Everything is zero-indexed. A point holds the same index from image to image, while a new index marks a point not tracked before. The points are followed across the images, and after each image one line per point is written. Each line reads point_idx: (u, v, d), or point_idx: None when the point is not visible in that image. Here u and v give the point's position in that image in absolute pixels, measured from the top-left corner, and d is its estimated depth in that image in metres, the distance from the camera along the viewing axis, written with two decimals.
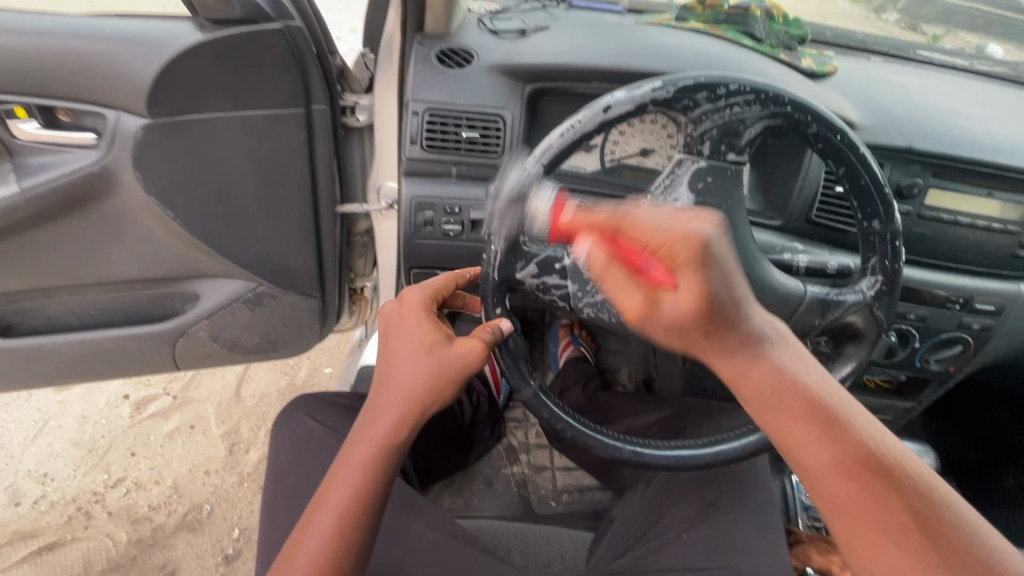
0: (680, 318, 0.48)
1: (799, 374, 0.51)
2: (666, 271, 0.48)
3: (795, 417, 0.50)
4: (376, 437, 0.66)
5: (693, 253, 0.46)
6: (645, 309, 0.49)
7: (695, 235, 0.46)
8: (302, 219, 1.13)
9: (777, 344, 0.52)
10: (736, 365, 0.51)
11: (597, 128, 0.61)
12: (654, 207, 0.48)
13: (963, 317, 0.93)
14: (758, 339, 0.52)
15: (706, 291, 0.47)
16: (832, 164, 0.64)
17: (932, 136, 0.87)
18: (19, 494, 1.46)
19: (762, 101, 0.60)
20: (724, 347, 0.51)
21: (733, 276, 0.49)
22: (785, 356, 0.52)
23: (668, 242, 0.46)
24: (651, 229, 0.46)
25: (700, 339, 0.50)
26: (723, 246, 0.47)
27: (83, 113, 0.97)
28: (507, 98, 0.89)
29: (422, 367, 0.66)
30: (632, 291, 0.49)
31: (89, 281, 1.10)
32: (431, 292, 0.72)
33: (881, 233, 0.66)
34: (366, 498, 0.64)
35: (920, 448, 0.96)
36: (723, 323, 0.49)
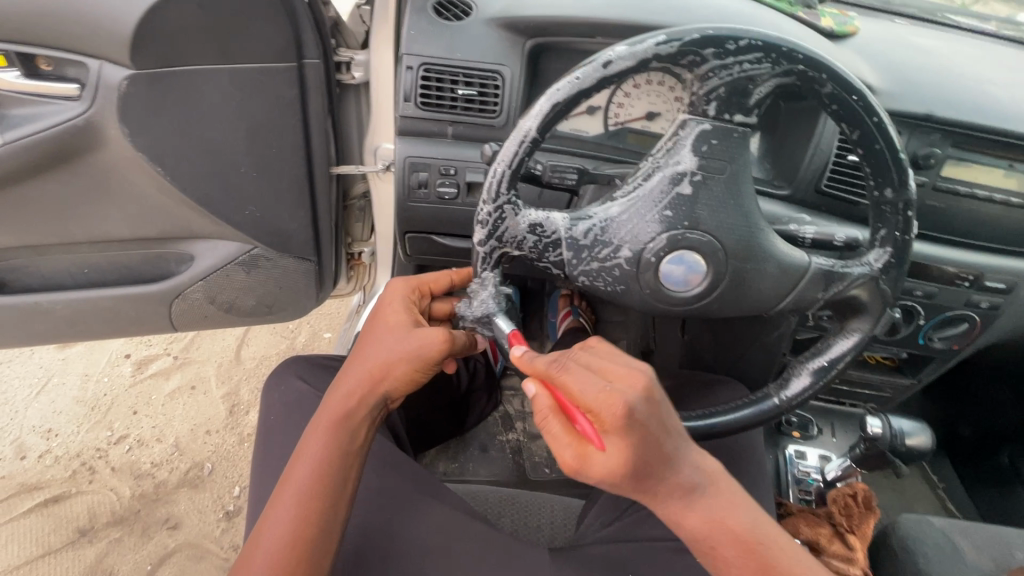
0: (607, 475, 0.49)
1: (730, 514, 0.51)
2: (596, 430, 0.49)
3: (726, 553, 0.51)
4: (331, 411, 0.66)
5: (616, 420, 0.47)
6: (579, 463, 0.50)
7: (620, 406, 0.47)
8: (295, 180, 1.10)
9: (706, 487, 0.52)
10: (674, 516, 0.51)
11: (596, 84, 0.58)
12: (589, 371, 0.50)
13: (971, 296, 0.91)
14: (692, 488, 0.51)
15: (635, 454, 0.48)
16: (846, 128, 0.60)
17: (954, 103, 0.82)
18: (25, 448, 1.49)
19: (775, 57, 0.56)
20: (657, 494, 0.50)
21: (663, 437, 0.49)
22: (723, 502, 0.52)
23: (597, 408, 0.48)
24: (584, 394, 0.49)
25: (633, 490, 0.50)
26: (652, 414, 0.48)
27: (65, 63, 0.93)
28: (507, 53, 0.84)
29: (379, 347, 0.68)
30: (562, 449, 0.51)
31: (80, 240, 1.08)
32: (415, 283, 0.75)
33: (893, 202, 0.63)
34: (325, 472, 0.63)
35: (917, 424, 0.94)
36: (654, 481, 0.49)
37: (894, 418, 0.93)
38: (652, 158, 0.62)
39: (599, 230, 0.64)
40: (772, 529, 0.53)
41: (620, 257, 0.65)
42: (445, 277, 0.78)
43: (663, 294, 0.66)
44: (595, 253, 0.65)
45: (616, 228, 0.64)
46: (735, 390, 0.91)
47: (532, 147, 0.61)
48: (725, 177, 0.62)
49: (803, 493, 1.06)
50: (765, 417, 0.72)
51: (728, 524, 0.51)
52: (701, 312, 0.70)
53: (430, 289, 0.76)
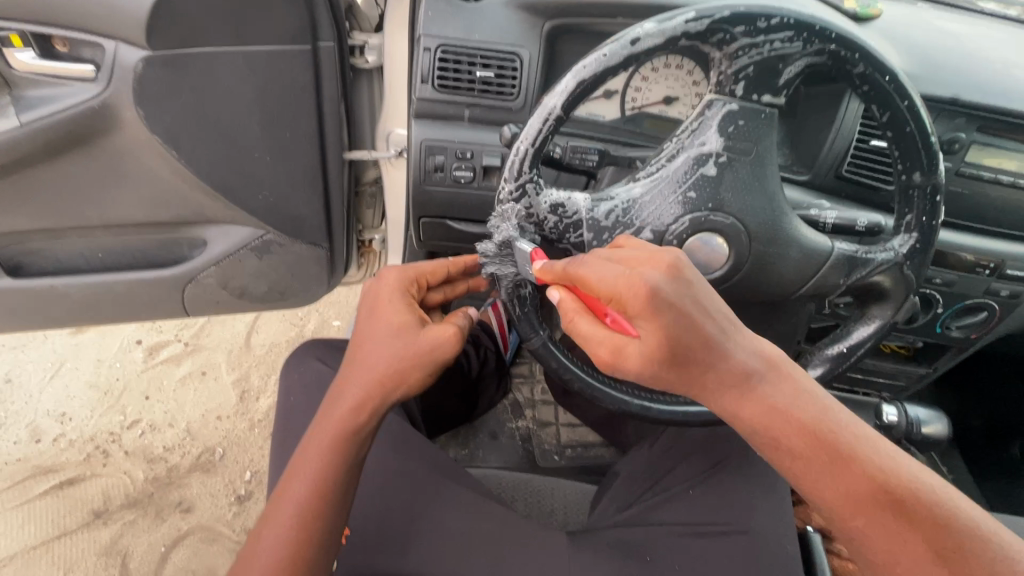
0: (645, 360, 0.51)
1: (790, 402, 0.51)
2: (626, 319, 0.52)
3: (789, 443, 0.51)
4: (335, 426, 0.65)
5: (639, 298, 0.49)
6: (614, 352, 0.52)
7: (640, 285, 0.49)
8: (309, 165, 1.10)
9: (762, 374, 0.52)
10: (735, 407, 0.52)
11: (623, 63, 0.57)
12: (603, 262, 0.53)
13: (991, 284, 0.90)
14: (745, 370, 0.51)
15: (668, 334, 0.49)
16: (876, 109, 0.59)
17: (980, 86, 0.81)
18: (40, 432, 1.50)
19: (806, 36, 0.55)
20: (708, 379, 0.51)
21: (695, 316, 0.51)
22: (781, 388, 0.52)
23: (617, 294, 0.50)
24: (602, 280, 0.51)
25: (675, 377, 0.51)
26: (675, 291, 0.50)
27: (81, 44, 0.92)
28: (525, 35, 0.83)
29: (388, 352, 0.66)
30: (598, 342, 0.53)
31: (95, 223, 1.09)
32: (411, 272, 0.72)
33: (921, 186, 0.62)
34: (325, 487, 0.63)
35: (934, 413, 0.93)
36: (694, 362, 0.51)
37: (910, 406, 0.93)
38: (676, 140, 0.62)
39: (621, 212, 0.64)
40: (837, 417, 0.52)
41: (641, 240, 0.64)
42: (442, 267, 0.75)
43: None
44: (615, 236, 0.65)
45: (639, 209, 0.63)
46: None
47: (556, 126, 0.60)
48: (751, 159, 0.61)
49: None
50: None
51: (789, 409, 0.51)
52: (721, 297, 0.69)
53: (426, 280, 0.74)
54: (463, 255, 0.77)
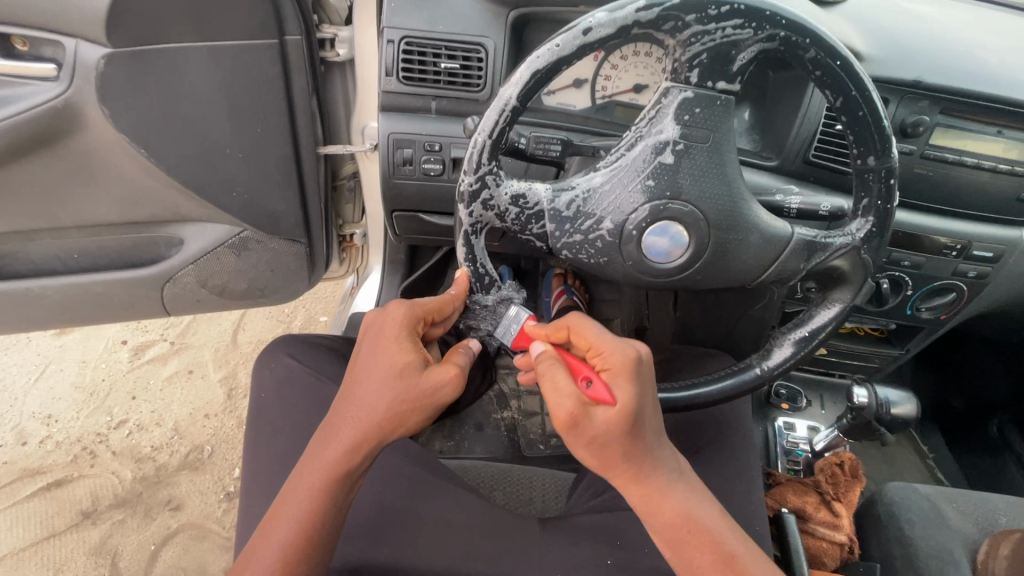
0: (605, 429, 0.55)
1: (698, 509, 0.58)
2: (603, 387, 0.57)
3: (683, 543, 0.56)
4: (328, 465, 0.61)
5: (623, 364, 0.58)
6: (573, 414, 0.55)
7: (630, 355, 0.59)
8: (282, 161, 1.09)
9: (680, 477, 0.59)
10: (655, 503, 0.57)
11: (576, 53, 0.57)
12: (604, 330, 0.62)
13: (958, 265, 0.91)
14: (667, 475, 0.58)
15: (630, 403, 0.56)
16: (830, 95, 0.60)
17: (943, 68, 0.81)
18: (26, 434, 1.50)
19: (757, 22, 0.55)
20: (636, 455, 0.56)
21: (648, 400, 0.58)
22: (691, 495, 0.58)
23: (609, 353, 0.59)
24: (599, 339, 0.61)
25: (617, 445, 0.55)
26: (647, 371, 0.59)
27: (41, 42, 0.91)
28: (490, 24, 0.82)
29: (388, 394, 0.63)
30: (569, 402, 0.55)
31: (68, 225, 1.08)
32: (420, 310, 0.69)
33: (875, 170, 0.63)
34: (313, 528, 0.60)
35: (904, 394, 0.94)
36: (635, 436, 0.56)
37: (880, 388, 0.94)
38: (634, 128, 0.62)
39: (581, 202, 0.64)
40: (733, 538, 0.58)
41: (603, 229, 0.65)
42: (448, 303, 0.72)
43: (646, 266, 0.66)
44: (577, 226, 0.65)
45: (599, 199, 0.64)
46: (725, 361, 0.92)
47: (513, 117, 0.60)
48: (707, 146, 0.61)
49: (792, 463, 1.08)
50: (745, 388, 0.73)
51: (696, 519, 0.57)
52: (684, 285, 0.70)
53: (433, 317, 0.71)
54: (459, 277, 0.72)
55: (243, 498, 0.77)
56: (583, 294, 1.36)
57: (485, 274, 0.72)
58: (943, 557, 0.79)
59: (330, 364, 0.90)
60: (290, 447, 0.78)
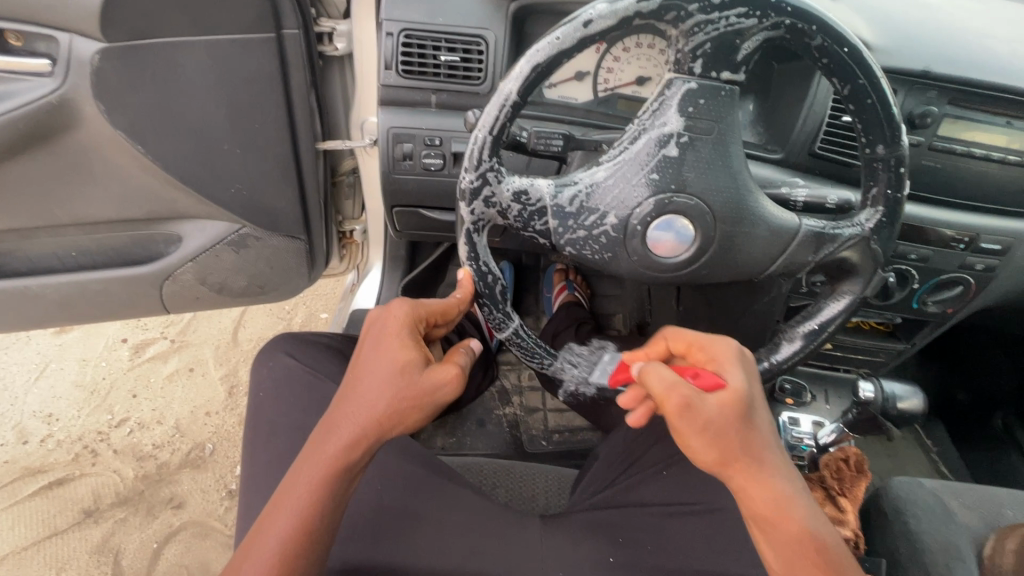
0: (718, 415, 0.57)
1: (802, 509, 0.59)
2: (714, 375, 0.59)
3: (787, 543, 0.57)
4: (327, 461, 0.60)
5: (730, 357, 0.62)
6: (694, 399, 0.57)
7: (735, 350, 0.62)
8: (281, 156, 1.08)
9: (789, 476, 0.60)
10: (769, 499, 0.58)
11: (577, 45, 0.56)
12: (704, 332, 0.65)
13: (966, 258, 0.90)
14: (780, 475, 0.59)
15: (742, 391, 0.59)
16: (837, 83, 0.58)
17: (951, 58, 0.80)
18: (27, 433, 1.50)
19: (761, 9, 0.54)
20: (751, 445, 0.58)
21: (757, 394, 0.61)
22: (797, 498, 0.59)
23: (713, 350, 0.63)
24: (699, 338, 0.64)
25: (734, 431, 0.58)
26: (752, 368, 0.63)
27: (35, 37, 0.89)
28: (491, 16, 0.81)
29: (388, 391, 0.62)
30: (681, 387, 0.57)
31: (65, 222, 1.07)
32: (422, 309, 0.68)
33: (885, 159, 0.61)
34: (311, 525, 0.59)
35: (909, 389, 0.94)
36: (748, 425, 0.59)
37: (886, 382, 0.93)
38: (638, 121, 0.61)
39: (585, 196, 0.63)
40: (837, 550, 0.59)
41: (607, 224, 0.64)
42: (449, 305, 0.71)
43: (651, 261, 0.65)
44: (581, 221, 0.64)
45: (602, 193, 0.63)
46: (730, 356, 0.91)
47: (514, 111, 0.59)
48: (713, 137, 0.60)
49: (796, 458, 1.07)
50: (751, 383, 0.72)
51: (808, 525, 0.58)
52: (691, 280, 0.69)
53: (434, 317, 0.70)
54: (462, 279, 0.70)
55: (243, 496, 0.77)
56: (585, 289, 1.35)
57: (488, 273, 0.70)
58: (950, 552, 0.78)
59: (330, 362, 0.89)
60: (290, 446, 0.78)
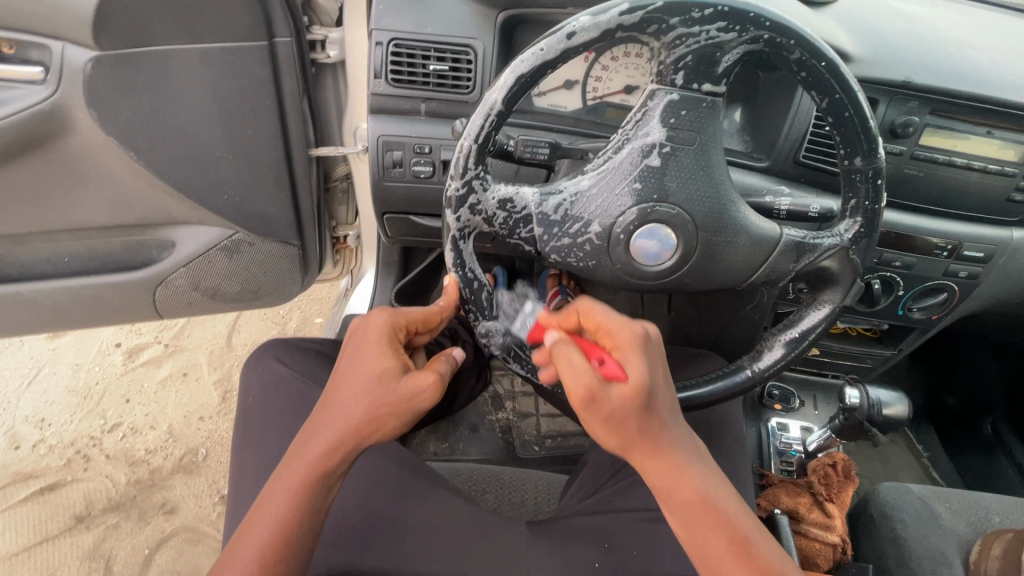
0: (621, 404, 0.54)
1: (711, 487, 0.57)
2: (616, 363, 0.56)
3: (699, 523, 0.55)
4: (306, 468, 0.61)
5: (632, 341, 0.58)
6: (590, 391, 0.54)
7: (638, 332, 0.58)
8: (273, 163, 1.09)
9: (695, 455, 0.58)
10: (672, 480, 0.56)
11: (561, 57, 0.57)
12: (613, 310, 0.61)
13: (949, 265, 0.91)
14: (682, 455, 0.57)
15: (643, 377, 0.55)
16: (816, 96, 0.59)
17: (933, 69, 0.81)
18: (19, 438, 1.49)
19: (740, 24, 0.55)
20: (651, 431, 0.55)
21: (659, 376, 0.58)
22: (704, 477, 0.57)
23: (618, 331, 0.59)
24: (606, 318, 0.60)
25: (636, 420, 0.55)
26: (657, 349, 0.59)
27: (28, 45, 0.90)
28: (480, 26, 0.82)
29: (367, 399, 0.63)
30: (586, 377, 0.54)
31: (58, 228, 1.07)
32: (404, 318, 0.68)
33: (863, 170, 0.62)
34: (288, 533, 0.59)
35: (895, 394, 0.94)
36: (649, 411, 0.55)
37: (872, 388, 0.94)
38: (621, 131, 0.62)
39: (569, 205, 0.64)
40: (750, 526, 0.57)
41: (591, 232, 0.64)
42: (433, 314, 0.71)
43: (634, 269, 0.65)
44: (566, 229, 0.65)
45: (587, 202, 0.63)
46: (717, 362, 0.92)
47: (499, 121, 0.60)
48: (695, 148, 0.61)
49: (785, 464, 1.08)
50: (734, 391, 0.73)
51: (714, 501, 0.56)
52: (675, 287, 0.69)
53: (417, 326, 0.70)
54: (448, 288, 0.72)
55: (232, 503, 0.77)
56: (577, 294, 1.36)
57: (474, 279, 0.70)
58: (935, 558, 0.79)
59: (319, 368, 0.89)
60: (278, 451, 0.78)
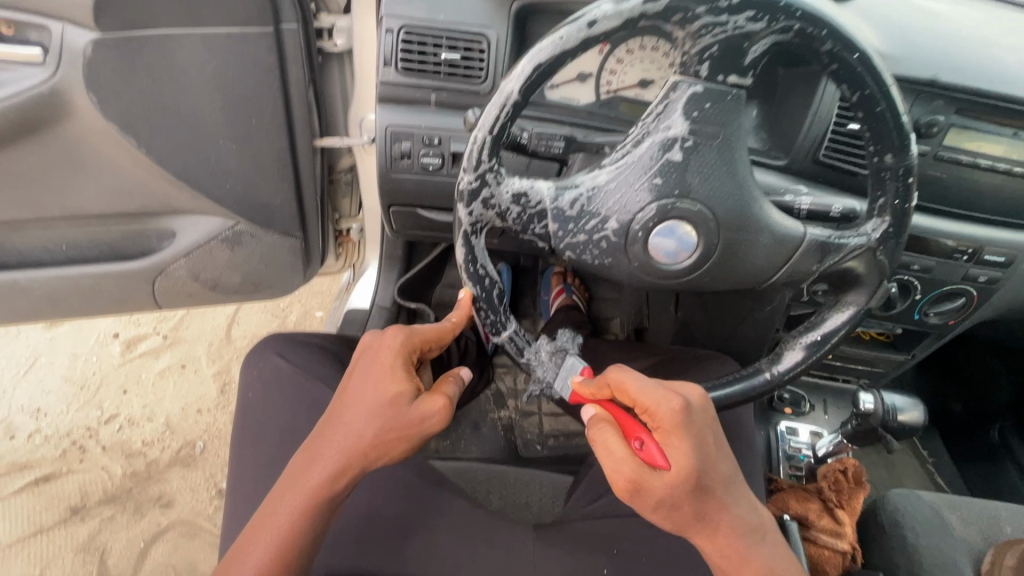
0: (670, 495, 0.56)
1: (776, 562, 0.59)
2: (658, 449, 0.57)
3: None
4: (310, 489, 0.61)
5: (675, 423, 0.58)
6: (637, 482, 0.57)
7: (679, 411, 0.58)
8: (277, 153, 1.06)
9: (757, 530, 0.59)
10: (732, 559, 0.58)
11: (580, 46, 0.54)
12: (653, 384, 0.60)
13: (969, 269, 0.89)
14: (745, 532, 0.59)
15: (689, 465, 0.56)
16: (846, 89, 0.57)
17: (960, 67, 0.78)
18: (14, 428, 1.47)
19: (770, 13, 0.52)
20: (707, 514, 0.57)
21: (711, 457, 0.58)
22: (767, 549, 0.59)
23: (658, 412, 0.59)
24: (645, 398, 0.59)
25: (687, 507, 0.57)
26: (702, 424, 0.59)
27: (26, 25, 0.87)
28: (494, 14, 0.79)
29: (377, 422, 0.62)
30: (631, 468, 0.57)
31: (55, 215, 1.05)
32: (417, 336, 0.68)
33: (893, 168, 0.60)
34: (290, 553, 0.60)
35: (910, 400, 0.92)
36: (703, 496, 0.57)
37: (886, 394, 0.92)
38: (641, 125, 0.59)
39: (585, 200, 0.62)
40: None
41: (607, 229, 0.62)
42: (444, 329, 0.71)
43: (651, 267, 0.63)
44: (581, 225, 0.63)
45: (604, 197, 0.61)
46: (728, 364, 0.90)
47: (515, 112, 0.58)
48: (718, 142, 0.59)
49: (793, 468, 1.07)
50: (752, 394, 0.71)
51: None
52: (693, 285, 0.67)
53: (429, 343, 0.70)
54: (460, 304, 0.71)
55: (230, 502, 0.75)
56: (583, 292, 1.34)
57: (486, 276, 0.68)
58: (947, 568, 0.77)
59: (321, 362, 0.87)
60: (280, 448, 0.76)
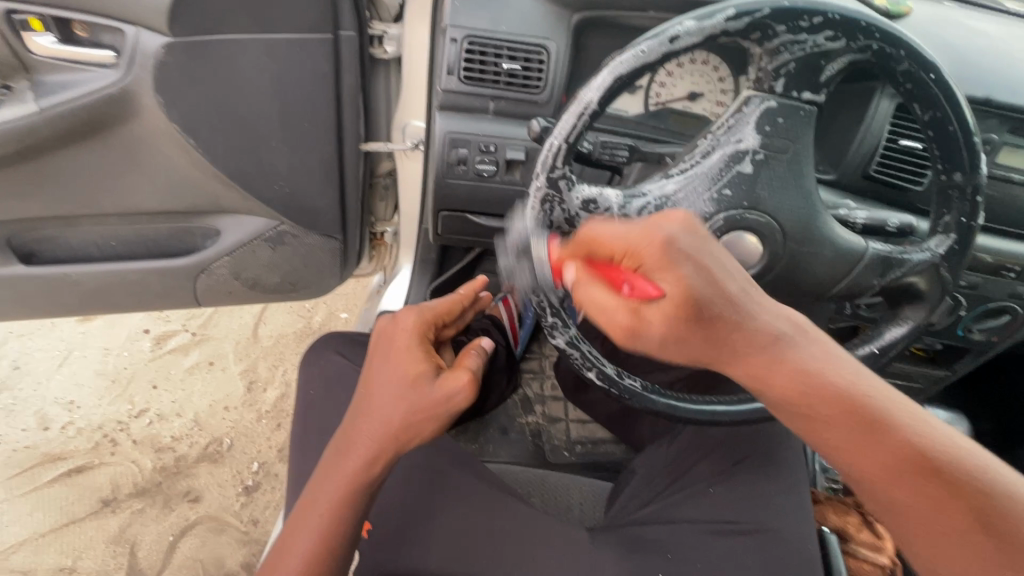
0: (672, 325, 0.48)
1: (833, 374, 0.49)
2: (648, 282, 0.49)
3: (828, 426, 0.49)
4: (347, 475, 0.64)
5: (659, 251, 0.48)
6: (633, 326, 0.50)
7: (660, 237, 0.48)
8: (326, 156, 1.09)
9: (799, 338, 0.50)
10: (765, 372, 0.49)
11: (661, 60, 0.56)
12: (621, 221, 0.51)
13: (1015, 287, 0.90)
14: (786, 349, 0.49)
15: (686, 290, 0.47)
16: (917, 108, 0.59)
17: (1014, 88, 0.80)
18: (47, 419, 1.50)
19: (850, 33, 0.54)
20: (733, 343, 0.49)
21: (709, 271, 0.49)
22: (813, 352, 0.50)
23: (634, 245, 0.49)
24: (617, 237, 0.50)
25: (697, 339, 0.49)
26: (692, 242, 0.49)
27: (102, 29, 0.91)
28: (554, 27, 0.82)
29: (402, 404, 0.64)
30: (615, 311, 0.50)
31: (110, 212, 1.07)
32: (428, 314, 0.72)
33: (961, 186, 0.61)
34: (334, 535, 0.63)
35: (953, 415, 0.93)
36: (713, 317, 0.48)
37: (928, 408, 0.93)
38: (711, 136, 0.61)
39: (654, 209, 0.63)
40: (885, 396, 0.50)
41: None
42: (455, 305, 0.77)
43: None
44: None
45: (672, 207, 0.62)
46: None
47: (591, 121, 0.60)
48: (788, 156, 0.60)
49: (830, 481, 1.07)
50: None
51: (832, 382, 0.49)
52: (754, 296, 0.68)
53: (441, 318, 0.74)
54: (469, 286, 0.81)
55: (295, 499, 0.78)
56: None
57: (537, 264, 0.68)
58: None
59: None
60: None
